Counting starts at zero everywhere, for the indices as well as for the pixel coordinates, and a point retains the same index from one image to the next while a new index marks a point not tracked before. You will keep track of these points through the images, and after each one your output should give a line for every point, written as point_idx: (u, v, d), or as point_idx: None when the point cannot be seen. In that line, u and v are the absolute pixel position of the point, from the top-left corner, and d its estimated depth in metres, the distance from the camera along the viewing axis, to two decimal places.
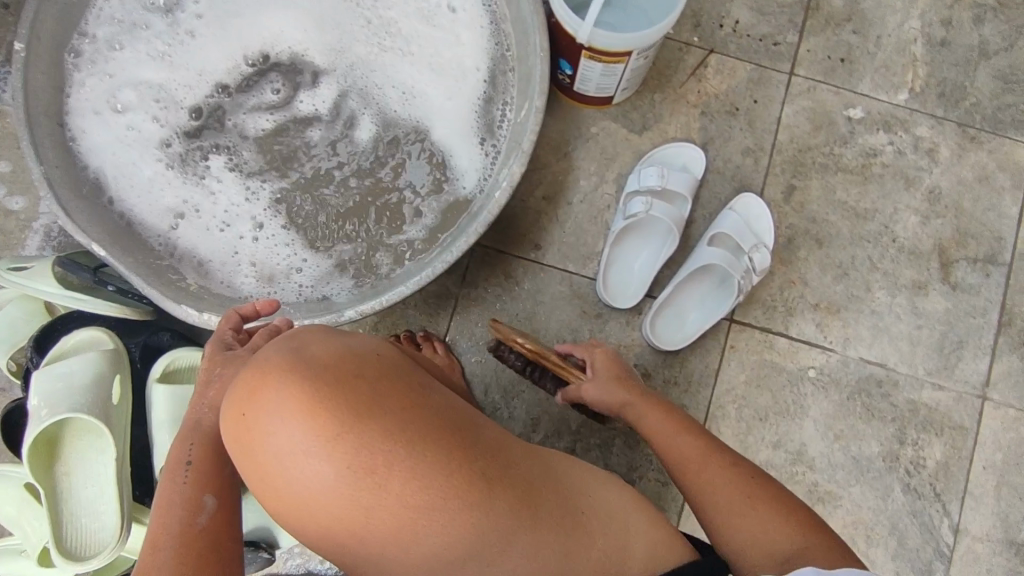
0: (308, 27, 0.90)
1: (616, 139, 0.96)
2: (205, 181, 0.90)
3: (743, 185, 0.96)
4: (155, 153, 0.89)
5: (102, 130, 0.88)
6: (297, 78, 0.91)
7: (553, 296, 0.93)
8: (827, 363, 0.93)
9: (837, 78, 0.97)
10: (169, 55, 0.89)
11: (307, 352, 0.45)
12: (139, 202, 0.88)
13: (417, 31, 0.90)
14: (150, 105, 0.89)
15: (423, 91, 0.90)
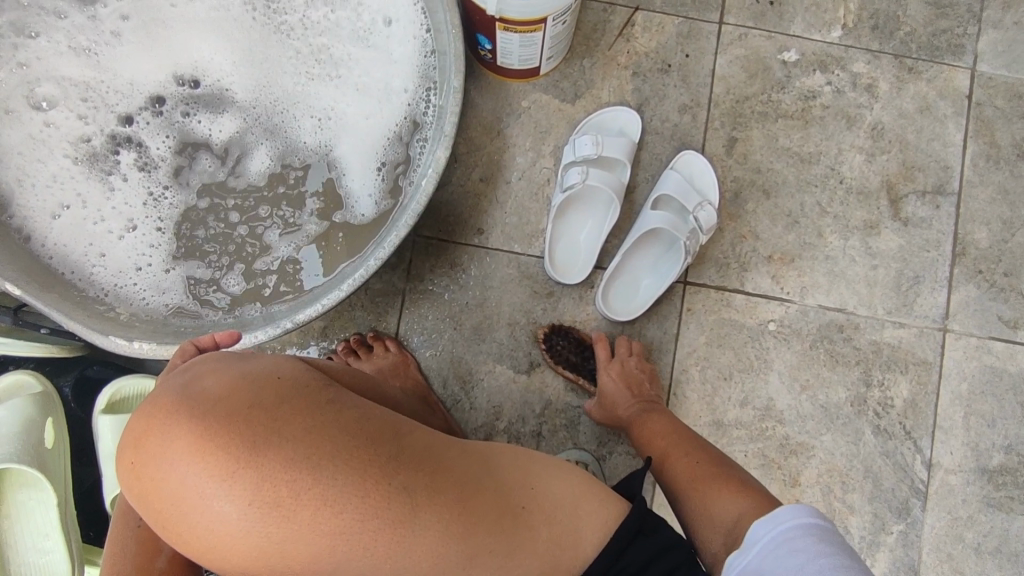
0: (239, 59, 0.85)
1: (549, 111, 0.93)
2: (106, 179, 0.85)
3: (683, 143, 0.94)
4: (63, 149, 0.85)
5: (14, 127, 0.84)
6: (225, 108, 0.86)
7: (502, 280, 0.91)
8: (786, 315, 0.91)
9: (768, 22, 0.95)
10: (93, 51, 0.85)
11: (198, 390, 0.45)
12: (30, 200, 0.84)
13: (351, 54, 0.85)
14: (71, 104, 0.85)
15: (344, 114, 0.86)
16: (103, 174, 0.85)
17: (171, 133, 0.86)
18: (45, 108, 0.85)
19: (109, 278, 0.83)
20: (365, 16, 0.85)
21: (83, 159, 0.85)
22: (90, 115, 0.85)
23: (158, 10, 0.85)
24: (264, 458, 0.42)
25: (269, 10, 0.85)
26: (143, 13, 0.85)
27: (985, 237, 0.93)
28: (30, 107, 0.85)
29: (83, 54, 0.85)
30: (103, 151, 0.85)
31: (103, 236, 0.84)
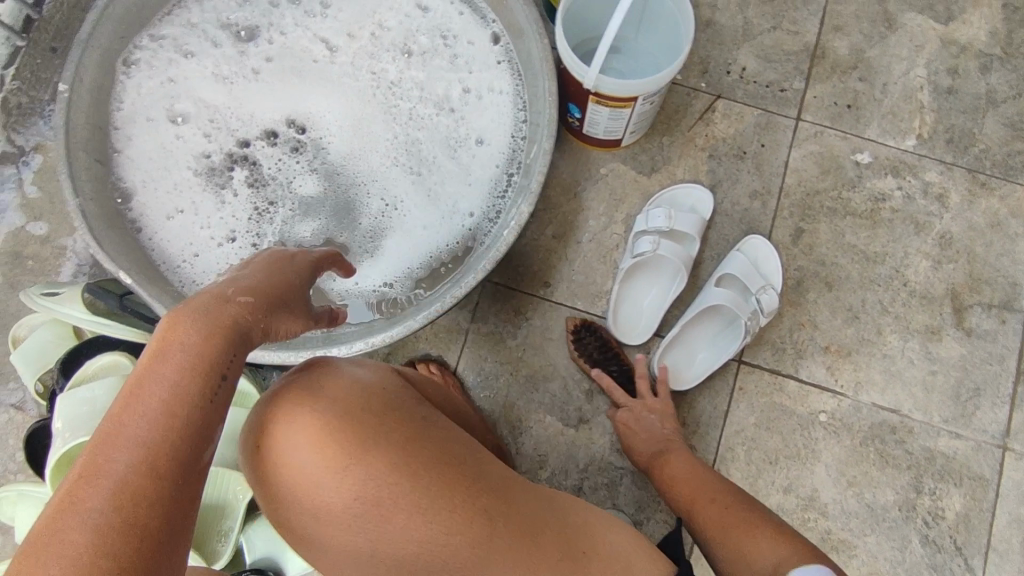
0: (345, 127, 0.93)
1: (625, 181, 0.99)
2: (223, 190, 0.94)
3: (751, 227, 0.98)
4: (186, 161, 0.95)
5: (147, 133, 0.95)
6: (318, 168, 0.93)
7: (561, 332, 0.94)
8: (838, 408, 0.92)
9: (843, 123, 1.02)
10: (230, 80, 0.96)
11: (319, 386, 0.51)
12: (147, 200, 0.94)
13: (439, 160, 0.91)
14: (199, 122, 0.96)
15: (408, 213, 0.91)
16: (217, 188, 0.94)
17: (281, 160, 0.94)
18: (178, 122, 0.96)
19: (194, 275, 0.91)
20: (463, 129, 0.91)
21: (200, 169, 0.94)
22: (216, 131, 0.96)
23: (298, 59, 0.95)
24: (368, 454, 0.49)
25: (388, 91, 0.92)
26: (286, 58, 0.95)
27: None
28: (167, 121, 0.96)
29: (222, 82, 0.96)
30: (219, 166, 0.95)
31: (201, 240, 0.92)
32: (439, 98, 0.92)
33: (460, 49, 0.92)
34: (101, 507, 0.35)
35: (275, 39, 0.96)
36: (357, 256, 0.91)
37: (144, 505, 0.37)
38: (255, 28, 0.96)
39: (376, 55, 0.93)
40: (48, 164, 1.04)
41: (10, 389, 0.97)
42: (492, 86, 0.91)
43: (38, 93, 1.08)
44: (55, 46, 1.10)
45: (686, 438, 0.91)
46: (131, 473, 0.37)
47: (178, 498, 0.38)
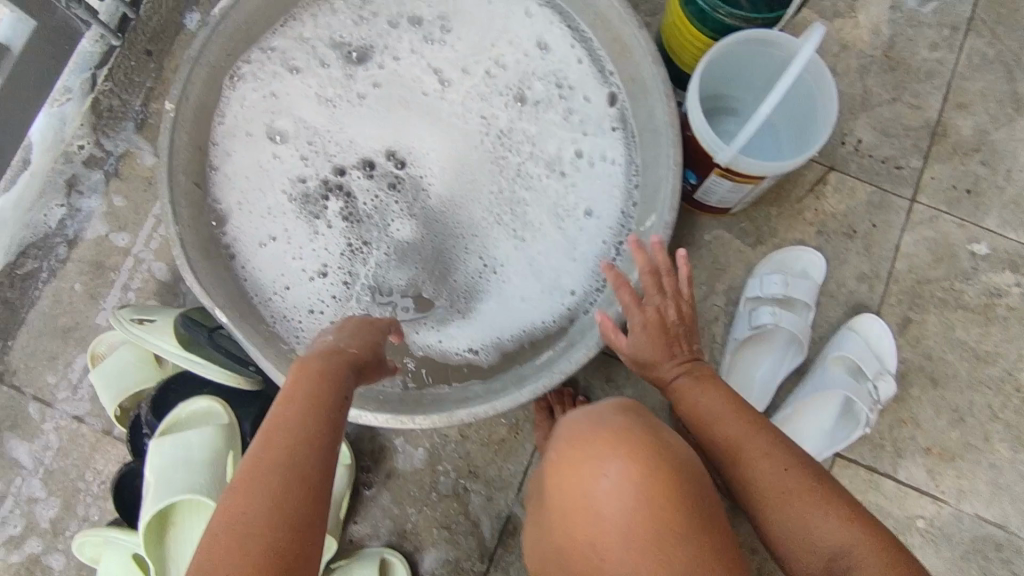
0: (448, 171, 0.90)
1: (728, 251, 0.97)
2: (318, 221, 0.92)
3: (856, 311, 0.95)
4: (283, 186, 0.92)
5: (244, 152, 0.92)
6: (416, 210, 0.91)
7: (652, 406, 0.91)
8: (938, 515, 0.89)
9: (961, 209, 0.97)
10: (333, 102, 0.93)
11: (663, 428, 0.58)
12: (243, 224, 0.91)
13: (543, 226, 0.89)
14: (299, 145, 0.93)
15: (507, 278, 0.89)
16: (312, 218, 0.92)
17: (377, 194, 0.92)
18: (278, 142, 0.93)
19: (285, 308, 0.89)
20: (571, 198, 0.89)
21: (292, 191, 0.92)
22: (312, 156, 0.92)
23: (407, 89, 0.92)
24: (677, 499, 0.53)
25: (499, 140, 0.89)
26: (395, 86, 0.92)
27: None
28: (267, 139, 0.93)
29: (325, 103, 0.93)
30: (315, 194, 0.92)
31: (288, 274, 0.90)
32: (550, 159, 0.89)
33: (576, 104, 0.88)
34: (262, 505, 0.48)
35: (387, 64, 0.93)
36: (447, 312, 0.89)
37: (291, 503, 0.49)
38: (368, 49, 0.93)
39: (488, 99, 0.90)
40: (137, 173, 1.03)
41: (77, 402, 0.96)
42: (604, 153, 0.88)
43: (127, 97, 1.05)
44: (151, 49, 1.07)
45: None
46: (280, 478, 0.50)
47: (310, 492, 0.50)
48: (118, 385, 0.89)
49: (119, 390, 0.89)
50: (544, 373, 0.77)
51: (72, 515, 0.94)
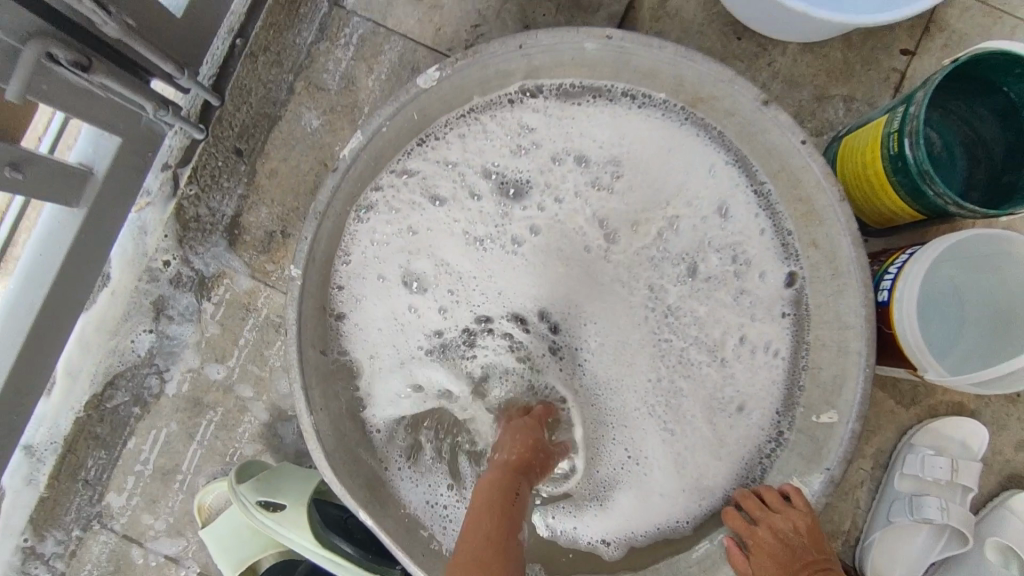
0: (604, 344, 0.89)
1: (881, 410, 0.97)
2: (457, 379, 0.89)
3: (1012, 477, 0.96)
4: (417, 336, 0.88)
5: (378, 295, 0.88)
6: (562, 386, 0.89)
7: None
8: None
9: None
10: (484, 244, 0.88)
11: None
12: (373, 378, 0.89)
13: (694, 419, 0.87)
14: (438, 291, 0.88)
15: (652, 470, 0.87)
16: (454, 363, 0.89)
17: (522, 362, 0.90)
18: (414, 286, 0.88)
19: (414, 480, 0.88)
20: (726, 391, 0.87)
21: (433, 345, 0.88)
22: (461, 309, 0.88)
23: (570, 245, 0.89)
24: None
25: (662, 316, 0.88)
26: (555, 239, 0.88)
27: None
28: (400, 282, 0.88)
29: (473, 247, 0.88)
30: (454, 343, 0.89)
31: (429, 438, 0.90)
32: (713, 344, 0.87)
33: (750, 284, 0.87)
34: None
35: (546, 206, 0.88)
36: (586, 503, 0.88)
37: None
38: (525, 185, 0.88)
39: (660, 267, 0.88)
40: (234, 297, 0.94)
41: (171, 542, 0.93)
42: (769, 342, 0.86)
43: (215, 207, 0.95)
44: (241, 147, 0.95)
45: None
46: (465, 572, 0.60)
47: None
48: (237, 555, 0.88)
49: (237, 560, 0.88)
50: None
51: None
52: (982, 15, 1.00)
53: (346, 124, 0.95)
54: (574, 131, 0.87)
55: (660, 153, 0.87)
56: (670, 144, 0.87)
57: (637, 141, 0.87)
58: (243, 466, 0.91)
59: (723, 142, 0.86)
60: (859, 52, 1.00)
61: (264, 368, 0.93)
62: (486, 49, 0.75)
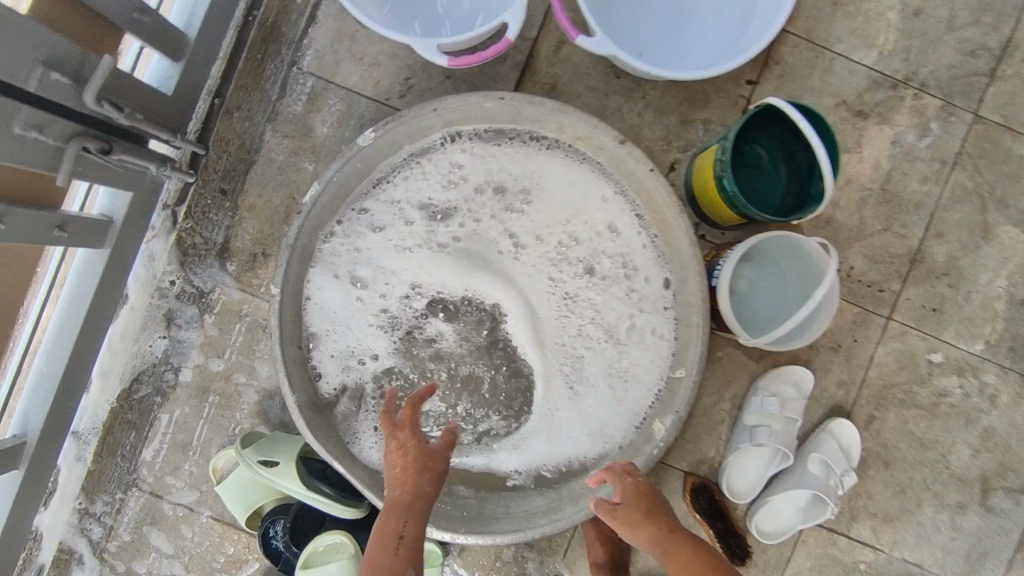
0: (519, 318, 1.12)
1: (737, 363, 1.26)
2: (397, 352, 1.13)
3: (835, 408, 1.30)
4: (367, 319, 1.12)
5: (333, 287, 1.11)
6: (486, 352, 1.14)
7: (671, 490, 1.26)
8: (875, 559, 1.31)
9: (926, 324, 1.31)
10: (410, 247, 1.12)
11: None
12: (328, 349, 1.12)
13: (595, 382, 1.12)
14: (377, 283, 1.12)
15: (557, 412, 1.12)
16: (397, 337, 1.13)
17: (454, 335, 1.14)
18: (361, 281, 1.12)
19: (368, 431, 1.12)
20: (619, 361, 1.12)
21: (379, 325, 1.12)
22: (405, 298, 1.13)
23: (487, 245, 1.13)
24: None
25: (563, 299, 1.13)
26: (476, 241, 1.13)
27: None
28: (350, 280, 1.12)
29: (399, 251, 1.12)
30: (398, 322, 1.13)
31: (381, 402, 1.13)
32: (609, 326, 1.12)
33: (637, 285, 1.12)
34: None
35: (467, 223, 1.13)
36: (498, 448, 1.13)
37: None
38: (451, 209, 1.13)
39: (560, 264, 1.13)
40: (228, 306, 1.20)
41: (187, 493, 1.20)
42: (656, 328, 1.11)
43: (209, 235, 1.20)
44: (227, 188, 1.20)
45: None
46: None
47: None
48: (244, 502, 1.15)
49: (245, 506, 1.15)
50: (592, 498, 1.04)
51: None
52: (804, 50, 1.26)
53: (307, 163, 1.21)
54: (496, 164, 1.12)
55: (566, 184, 1.13)
56: (571, 177, 1.12)
57: (542, 174, 1.12)
58: (245, 435, 1.16)
59: (609, 173, 1.11)
60: (715, 85, 1.25)
61: (254, 359, 1.20)
62: (408, 112, 1.01)
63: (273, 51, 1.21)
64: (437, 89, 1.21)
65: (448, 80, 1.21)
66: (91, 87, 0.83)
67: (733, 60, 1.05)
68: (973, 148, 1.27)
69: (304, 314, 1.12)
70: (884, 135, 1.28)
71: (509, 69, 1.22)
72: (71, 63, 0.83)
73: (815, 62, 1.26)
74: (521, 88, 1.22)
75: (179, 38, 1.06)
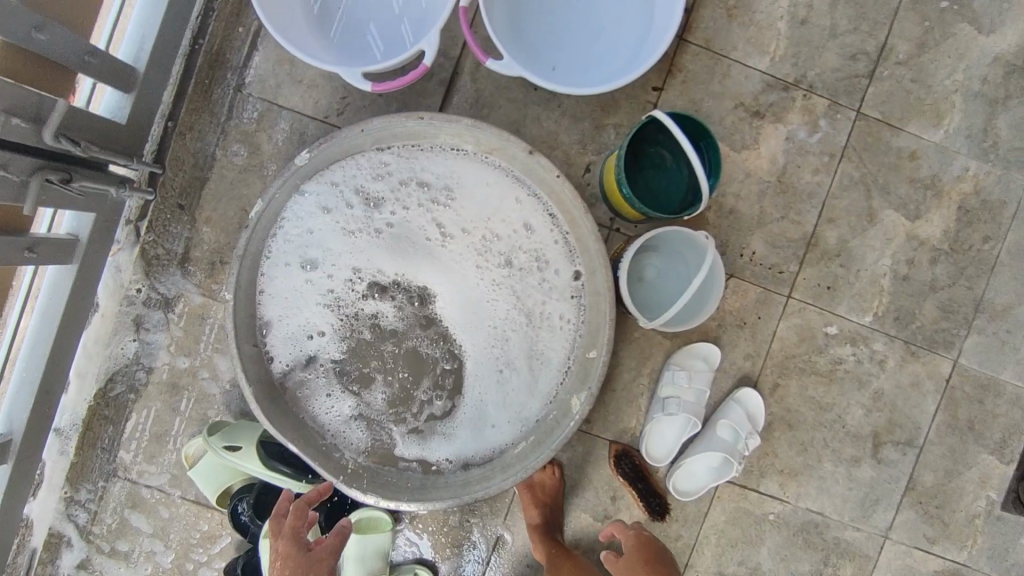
0: (453, 298, 1.27)
1: (652, 342, 1.41)
2: (346, 330, 1.27)
3: (742, 377, 1.44)
4: (317, 300, 1.25)
5: (284, 273, 1.23)
6: (425, 329, 1.28)
7: (597, 456, 1.42)
8: (783, 510, 1.45)
9: (822, 300, 1.44)
10: (355, 232, 1.24)
11: None
12: (282, 329, 1.25)
13: (516, 361, 1.26)
14: (325, 266, 1.24)
15: (485, 382, 1.27)
16: (345, 315, 1.26)
17: (396, 315, 1.27)
18: (309, 267, 1.24)
19: (321, 405, 1.26)
20: (536, 341, 1.26)
21: (327, 304, 1.25)
22: (351, 279, 1.25)
23: (422, 234, 1.25)
24: None
25: (490, 282, 1.26)
26: (412, 229, 1.25)
27: (929, 479, 1.46)
28: (300, 266, 1.24)
29: (347, 233, 1.24)
30: (346, 301, 1.26)
31: (329, 380, 1.27)
32: (525, 312, 1.26)
33: (549, 275, 1.26)
34: None
35: (398, 211, 1.25)
36: (434, 435, 1.27)
37: None
38: (381, 198, 1.25)
39: (484, 251, 1.26)
40: (189, 309, 1.33)
41: (162, 478, 1.34)
42: (564, 316, 1.27)
43: (170, 246, 1.32)
44: (183, 203, 1.32)
45: (677, 529, 1.44)
46: None
47: None
48: (213, 483, 1.29)
49: (214, 486, 1.29)
50: (519, 468, 1.20)
51: (189, 559, 1.36)
52: (704, 59, 1.39)
53: (255, 177, 1.33)
54: (420, 167, 1.25)
55: (486, 186, 1.26)
56: (485, 177, 1.26)
57: (462, 176, 1.26)
58: (212, 424, 1.30)
59: (519, 177, 1.25)
60: (623, 92, 1.38)
61: (216, 356, 1.33)
62: (338, 135, 1.14)
63: (218, 77, 1.32)
64: (373, 106, 1.35)
65: (381, 98, 1.34)
66: (48, 127, 0.96)
67: (627, 76, 1.20)
68: (857, 142, 1.42)
69: (256, 305, 1.23)
70: (778, 132, 1.41)
71: (437, 86, 1.35)
72: (29, 109, 0.96)
73: (715, 69, 1.39)
74: (448, 102, 1.35)
75: (129, 71, 1.19)
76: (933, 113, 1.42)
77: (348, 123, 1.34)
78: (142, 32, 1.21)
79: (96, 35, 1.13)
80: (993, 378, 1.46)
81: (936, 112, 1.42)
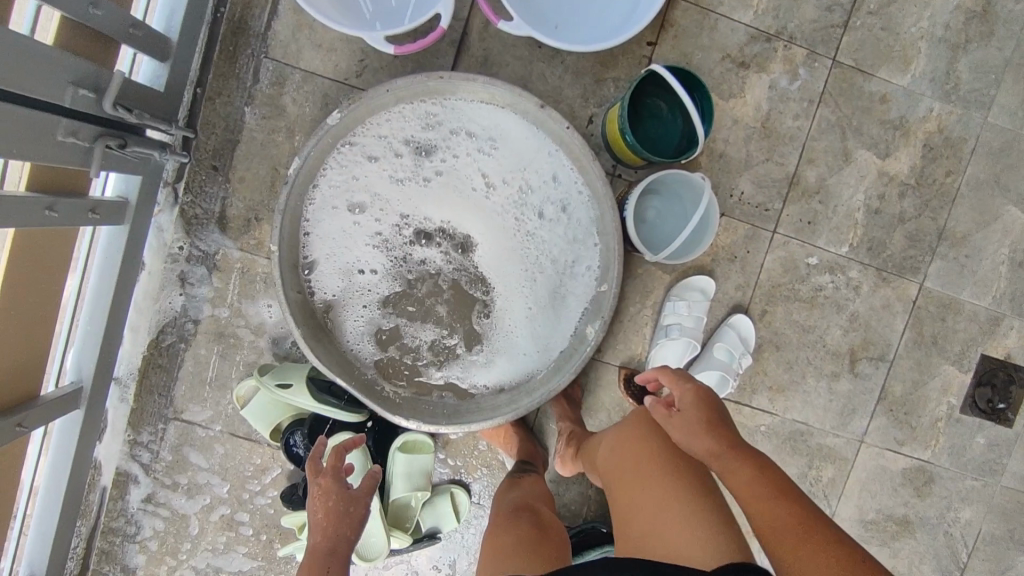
0: (487, 239, 1.39)
1: (653, 277, 1.56)
2: (391, 270, 1.39)
3: (734, 306, 1.60)
4: (363, 242, 1.37)
5: (332, 218, 1.35)
6: (462, 270, 1.41)
7: (606, 381, 1.58)
8: (772, 422, 1.64)
9: (804, 234, 1.60)
10: (401, 179, 1.37)
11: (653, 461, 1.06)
12: (328, 269, 1.37)
13: (541, 295, 1.41)
14: (371, 211, 1.36)
15: (512, 313, 1.41)
16: (389, 256, 1.38)
17: (437, 257, 1.40)
18: (356, 211, 1.36)
19: (361, 340, 1.39)
20: (561, 278, 1.41)
21: (374, 246, 1.37)
22: (395, 223, 1.37)
23: (461, 181, 1.38)
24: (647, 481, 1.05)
25: (519, 225, 1.39)
26: (453, 178, 1.38)
27: (898, 388, 1.65)
28: (347, 210, 1.35)
29: (394, 181, 1.36)
30: (391, 244, 1.38)
31: (374, 317, 1.39)
32: (551, 252, 1.40)
33: (570, 221, 1.40)
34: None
35: (447, 157, 1.38)
36: (472, 361, 1.41)
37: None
38: (433, 146, 1.37)
39: (514, 197, 1.39)
40: (230, 263, 1.44)
41: (215, 418, 1.48)
42: (586, 260, 1.40)
43: (207, 205, 1.43)
44: (217, 164, 1.42)
45: None
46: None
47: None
48: (265, 419, 1.43)
49: (266, 422, 1.43)
50: (542, 390, 1.35)
51: (243, 489, 1.51)
52: (693, 14, 1.51)
53: (283, 138, 1.43)
54: (461, 116, 1.37)
55: (516, 137, 1.37)
56: (518, 129, 1.37)
57: (503, 125, 1.37)
58: (261, 366, 1.43)
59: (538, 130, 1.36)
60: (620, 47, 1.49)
61: (257, 305, 1.46)
62: (367, 95, 1.25)
63: (242, 44, 1.41)
64: (389, 67, 1.45)
65: (396, 60, 1.44)
66: (109, 97, 1.05)
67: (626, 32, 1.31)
68: (833, 88, 1.56)
69: (304, 245, 1.35)
70: (761, 81, 1.54)
71: (447, 47, 1.45)
72: (91, 80, 1.05)
73: (703, 23, 1.51)
74: (459, 62, 1.46)
75: (163, 41, 1.27)
76: (901, 59, 1.56)
77: (367, 84, 1.44)
78: (171, 3, 1.29)
79: (134, 8, 1.21)
80: (954, 298, 1.64)
81: (904, 59, 1.56)
